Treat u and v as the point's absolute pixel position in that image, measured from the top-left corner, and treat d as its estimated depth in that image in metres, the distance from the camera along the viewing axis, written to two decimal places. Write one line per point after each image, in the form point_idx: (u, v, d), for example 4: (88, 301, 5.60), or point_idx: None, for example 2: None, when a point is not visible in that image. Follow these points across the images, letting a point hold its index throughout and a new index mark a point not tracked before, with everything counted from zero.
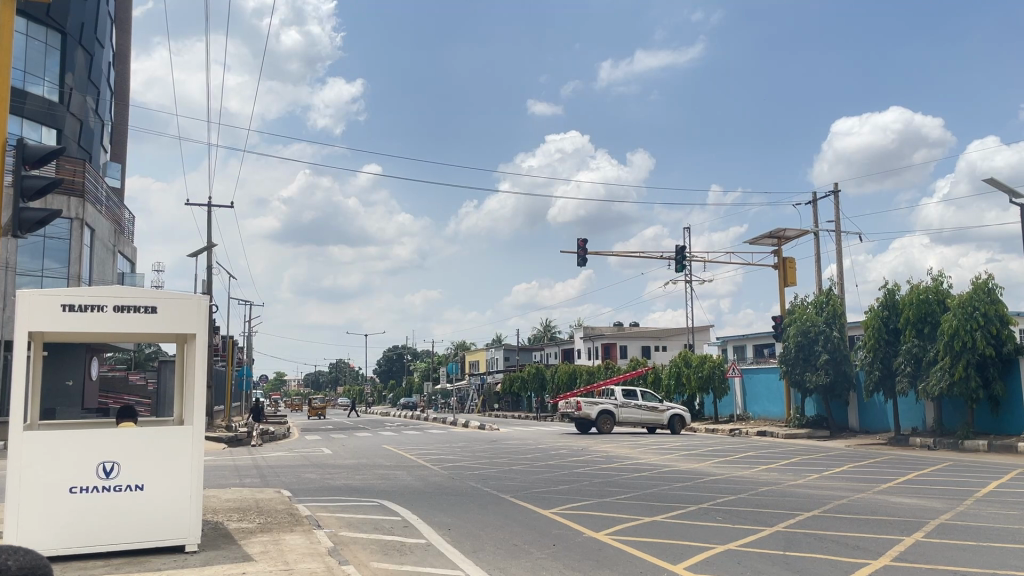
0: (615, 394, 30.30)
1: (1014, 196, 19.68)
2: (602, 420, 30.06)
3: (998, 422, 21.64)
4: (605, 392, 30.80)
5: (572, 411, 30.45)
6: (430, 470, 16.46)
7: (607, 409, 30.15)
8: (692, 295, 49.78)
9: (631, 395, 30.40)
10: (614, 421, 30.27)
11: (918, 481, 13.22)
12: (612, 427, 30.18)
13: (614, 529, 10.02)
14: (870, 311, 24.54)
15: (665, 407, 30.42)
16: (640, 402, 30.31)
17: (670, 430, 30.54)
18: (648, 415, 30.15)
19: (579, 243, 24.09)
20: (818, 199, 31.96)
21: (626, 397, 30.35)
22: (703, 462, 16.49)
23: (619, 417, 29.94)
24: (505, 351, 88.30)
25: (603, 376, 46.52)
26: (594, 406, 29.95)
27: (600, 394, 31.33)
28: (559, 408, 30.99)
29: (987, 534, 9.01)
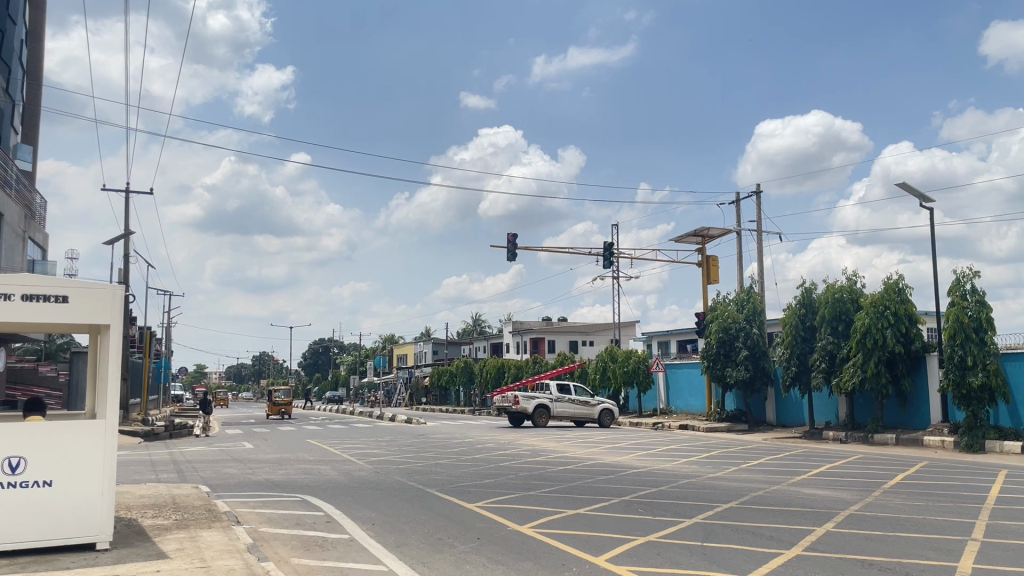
0: (549, 389, 30.46)
1: (924, 201, 20.50)
2: (538, 414, 30.24)
3: (906, 417, 22.64)
4: (538, 386, 30.98)
5: (507, 405, 30.54)
6: (355, 464, 16.28)
7: (543, 403, 30.28)
8: (619, 292, 50.52)
9: (564, 390, 30.62)
10: (549, 415, 30.45)
11: (830, 473, 13.74)
12: (547, 422, 30.30)
13: (539, 522, 10.10)
14: (788, 309, 25.35)
15: (597, 401, 30.84)
16: (574, 397, 30.55)
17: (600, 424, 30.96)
18: (581, 409, 30.48)
19: (509, 237, 24.13)
20: (740, 198, 32.64)
21: (560, 391, 30.57)
22: (626, 455, 16.77)
23: (554, 411, 30.16)
24: (433, 345, 87.94)
25: (531, 370, 46.85)
26: (530, 399, 30.12)
27: (534, 390, 31.47)
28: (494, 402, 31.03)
29: (893, 524, 9.42)
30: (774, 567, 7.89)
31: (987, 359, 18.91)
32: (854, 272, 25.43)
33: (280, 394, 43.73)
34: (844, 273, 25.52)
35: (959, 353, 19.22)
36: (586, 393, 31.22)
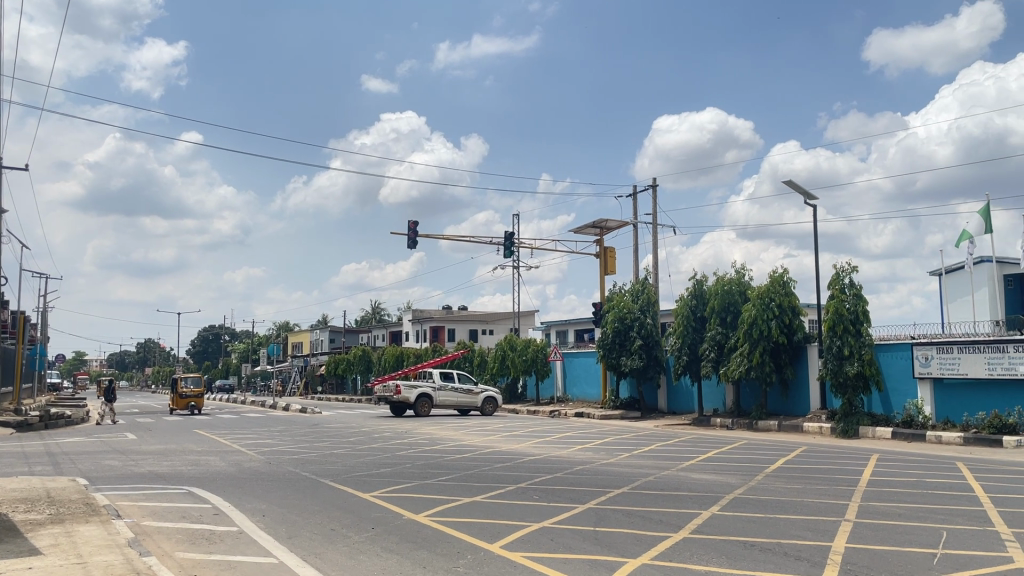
0: (432, 377, 30.29)
1: (809, 198, 21.46)
2: (421, 403, 29.92)
3: (787, 404, 23.76)
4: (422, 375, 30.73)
5: (389, 395, 30.11)
6: (245, 455, 15.81)
7: (425, 392, 30.04)
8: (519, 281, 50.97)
9: (447, 378, 30.50)
10: (432, 403, 30.20)
11: (717, 459, 14.27)
12: (429, 411, 30.14)
13: (434, 511, 10.10)
14: (680, 300, 26.11)
15: (480, 389, 31.02)
16: (457, 385, 30.50)
17: (483, 411, 31.22)
18: (464, 397, 30.57)
19: (410, 225, 23.89)
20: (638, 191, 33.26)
21: (443, 379, 30.45)
22: (523, 443, 16.97)
23: (437, 399, 29.97)
24: (330, 333, 86.48)
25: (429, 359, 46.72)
26: (413, 389, 29.74)
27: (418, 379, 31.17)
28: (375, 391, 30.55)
29: (774, 507, 9.87)
30: (663, 549, 8.13)
31: (862, 349, 20.02)
32: (742, 265, 26.45)
33: (186, 383, 34.79)
34: (733, 266, 26.51)
35: (837, 343, 20.26)
36: (470, 379, 31.35)
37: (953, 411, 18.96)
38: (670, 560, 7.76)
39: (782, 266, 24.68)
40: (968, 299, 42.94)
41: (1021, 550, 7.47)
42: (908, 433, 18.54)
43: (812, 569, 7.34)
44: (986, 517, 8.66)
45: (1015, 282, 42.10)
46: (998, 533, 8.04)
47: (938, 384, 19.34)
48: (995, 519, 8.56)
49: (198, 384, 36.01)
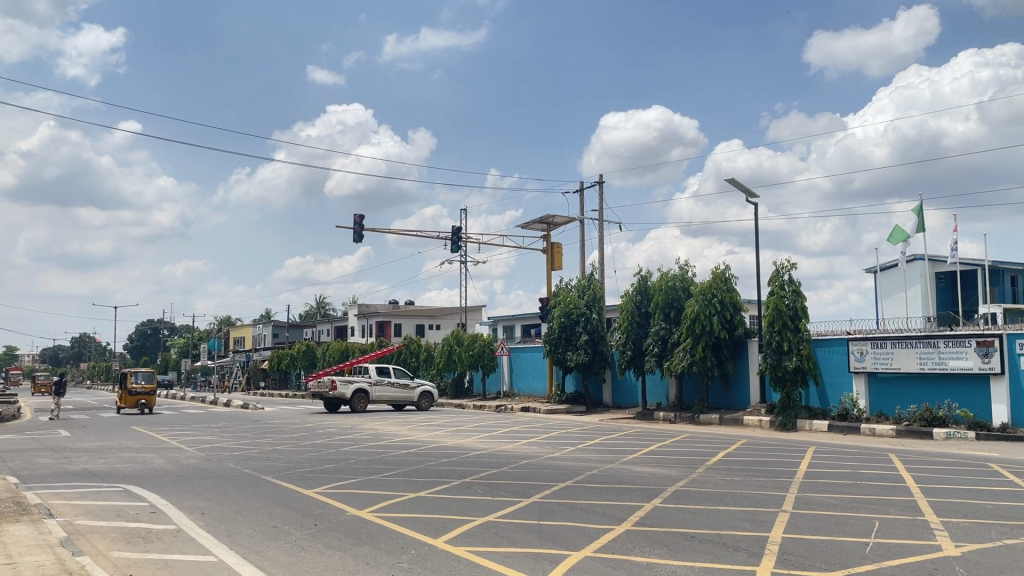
0: (368, 372, 30.29)
1: (751, 196, 21.85)
2: (356, 399, 29.82)
3: (728, 398, 24.22)
4: (357, 370, 30.67)
5: (323, 391, 29.79)
6: (184, 452, 15.48)
7: (361, 388, 29.93)
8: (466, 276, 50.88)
9: (383, 373, 30.57)
10: (367, 399, 30.14)
11: (660, 452, 14.47)
12: (365, 407, 30.04)
13: (378, 507, 10.04)
14: (625, 296, 26.38)
15: (416, 384, 31.13)
16: (393, 379, 30.60)
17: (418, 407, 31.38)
18: (400, 392, 30.63)
19: (356, 219, 23.65)
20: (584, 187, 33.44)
21: (379, 374, 30.44)
22: (469, 437, 16.96)
23: (373, 395, 29.94)
24: (274, 327, 85.17)
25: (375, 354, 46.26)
26: (349, 384, 29.59)
27: (352, 373, 31.02)
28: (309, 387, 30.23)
29: (713, 498, 10.07)
30: (605, 542, 8.22)
31: (800, 344, 20.51)
32: (686, 261, 26.85)
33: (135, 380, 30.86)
34: (677, 262, 26.89)
35: (777, 338, 20.70)
36: (406, 374, 31.38)
37: (886, 404, 19.57)
38: (613, 552, 7.85)
39: (724, 263, 25.11)
40: (902, 296, 44.35)
41: (949, 539, 7.75)
42: (844, 426, 19.08)
43: (751, 559, 7.51)
44: (916, 507, 8.97)
45: (946, 279, 43.64)
46: (927, 522, 8.33)
47: (873, 378, 19.93)
48: (924, 508, 8.87)
49: (148, 378, 31.78)
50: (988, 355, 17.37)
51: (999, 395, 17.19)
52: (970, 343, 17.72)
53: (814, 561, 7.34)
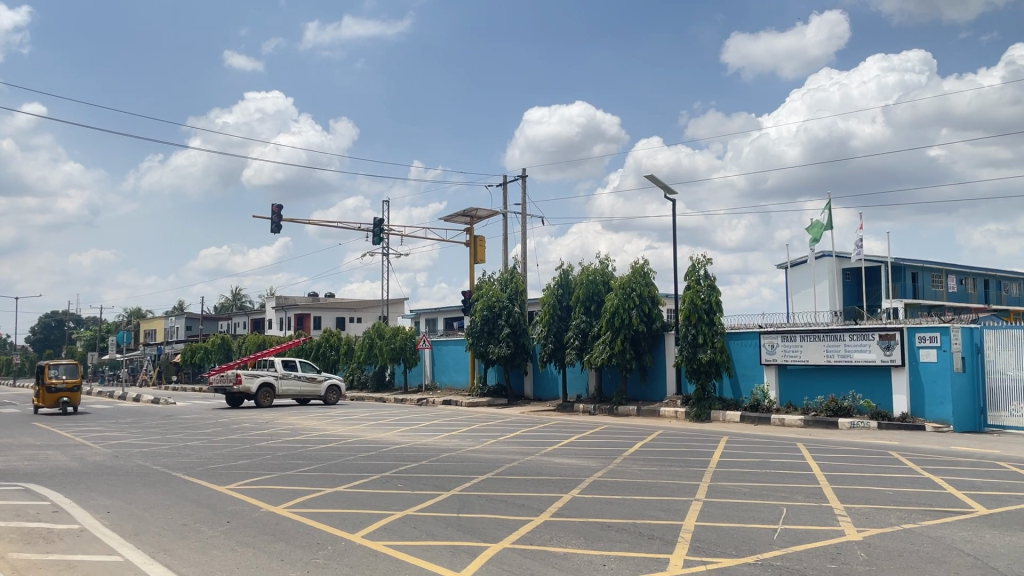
0: (275, 366, 29.60)
1: (669, 192, 22.29)
2: (262, 394, 29.21)
3: (646, 390, 24.72)
4: (263, 364, 30.03)
5: (227, 385, 29.05)
6: (90, 449, 14.89)
7: (267, 382, 29.29)
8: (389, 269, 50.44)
9: (290, 366, 29.95)
10: (273, 393, 29.54)
11: (580, 443, 14.66)
12: (270, 401, 29.45)
13: (294, 502, 9.88)
14: (546, 289, 26.60)
15: (324, 377, 30.66)
16: (300, 373, 30.06)
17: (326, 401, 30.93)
18: (307, 386, 30.11)
19: (274, 210, 23.15)
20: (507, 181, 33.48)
21: (286, 368, 29.82)
22: (388, 431, 16.83)
23: (279, 389, 29.36)
24: (188, 320, 82.64)
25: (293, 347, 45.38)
26: (254, 378, 28.92)
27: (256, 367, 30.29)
28: (211, 380, 29.40)
29: (629, 488, 10.27)
30: (524, 533, 8.29)
31: (714, 337, 21.08)
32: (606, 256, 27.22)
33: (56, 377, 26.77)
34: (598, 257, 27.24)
35: (692, 332, 21.21)
36: (313, 368, 30.87)
37: (796, 395, 20.30)
38: (531, 543, 7.92)
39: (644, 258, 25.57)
40: (811, 291, 46.07)
41: (851, 524, 8.11)
42: (755, 417, 19.70)
43: (664, 547, 7.69)
44: (821, 493, 9.34)
45: (852, 275, 45.52)
46: (831, 508, 8.69)
47: (783, 369, 20.64)
48: (828, 495, 9.25)
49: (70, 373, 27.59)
50: (890, 348, 18.17)
51: (900, 386, 18.01)
52: (874, 336, 18.51)
53: (724, 548, 7.57)
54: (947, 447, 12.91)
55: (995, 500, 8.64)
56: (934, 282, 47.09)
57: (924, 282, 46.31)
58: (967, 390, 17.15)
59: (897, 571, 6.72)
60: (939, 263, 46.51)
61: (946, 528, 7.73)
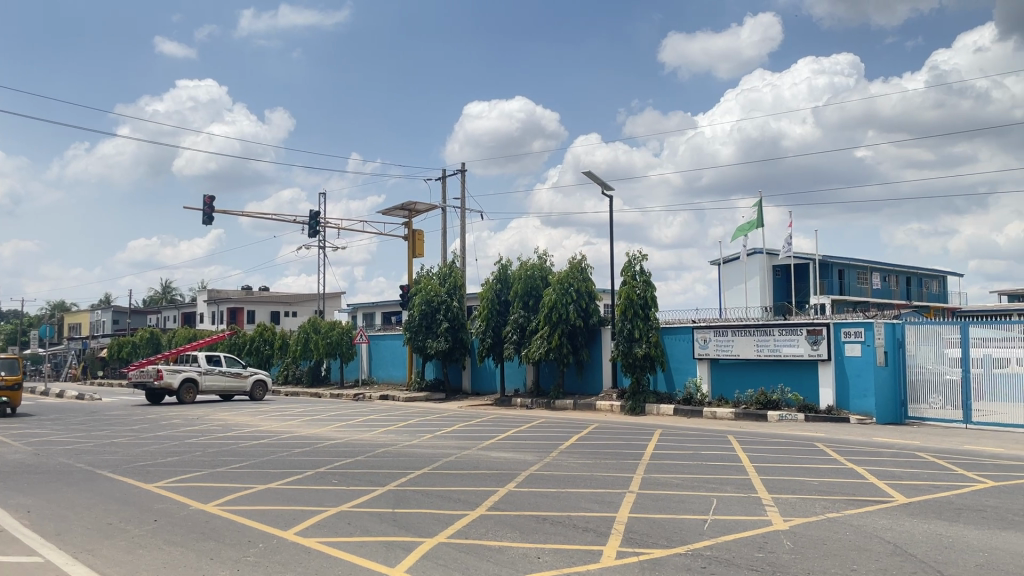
0: (198, 361, 28.98)
1: (607, 188, 22.50)
2: (185, 390, 28.44)
3: (583, 384, 24.97)
4: (185, 358, 29.26)
5: (148, 381, 28.25)
6: (9, 447, 14.33)
7: (190, 377, 28.61)
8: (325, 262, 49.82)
9: (213, 361, 29.40)
10: (197, 390, 28.89)
11: (516, 437, 14.72)
12: (194, 397, 28.73)
13: (225, 500, 9.69)
14: (485, 284, 26.61)
15: (249, 372, 30.19)
16: (224, 368, 29.56)
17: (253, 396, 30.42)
18: (231, 380, 29.61)
19: (206, 201, 22.61)
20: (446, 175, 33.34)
21: (209, 363, 29.26)
22: (323, 427, 16.63)
23: (203, 385, 28.78)
24: (114, 314, 80.13)
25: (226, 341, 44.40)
26: (177, 373, 28.22)
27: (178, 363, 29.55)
28: (131, 377, 28.44)
29: (565, 481, 10.37)
30: (459, 528, 8.30)
31: (649, 332, 21.42)
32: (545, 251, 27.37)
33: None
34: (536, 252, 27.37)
35: (628, 326, 21.48)
36: (239, 362, 30.35)
37: (727, 389, 20.78)
38: (466, 537, 7.94)
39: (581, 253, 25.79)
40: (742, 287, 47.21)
41: (778, 514, 8.35)
42: (689, 410, 20.10)
43: (597, 539, 7.80)
44: (750, 484, 9.58)
45: (782, 272, 46.74)
46: (759, 499, 8.93)
47: (715, 363, 21.10)
48: (756, 485, 9.50)
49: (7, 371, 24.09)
50: (817, 342, 18.73)
51: (826, 379, 18.60)
52: (801, 331, 19.06)
53: (656, 539, 7.71)
54: (871, 439, 13.38)
55: (913, 488, 9.00)
56: (860, 279, 48.70)
57: (849, 279, 47.86)
58: (889, 383, 17.80)
59: (821, 559, 6.94)
60: (864, 260, 48.11)
61: (867, 516, 8.02)
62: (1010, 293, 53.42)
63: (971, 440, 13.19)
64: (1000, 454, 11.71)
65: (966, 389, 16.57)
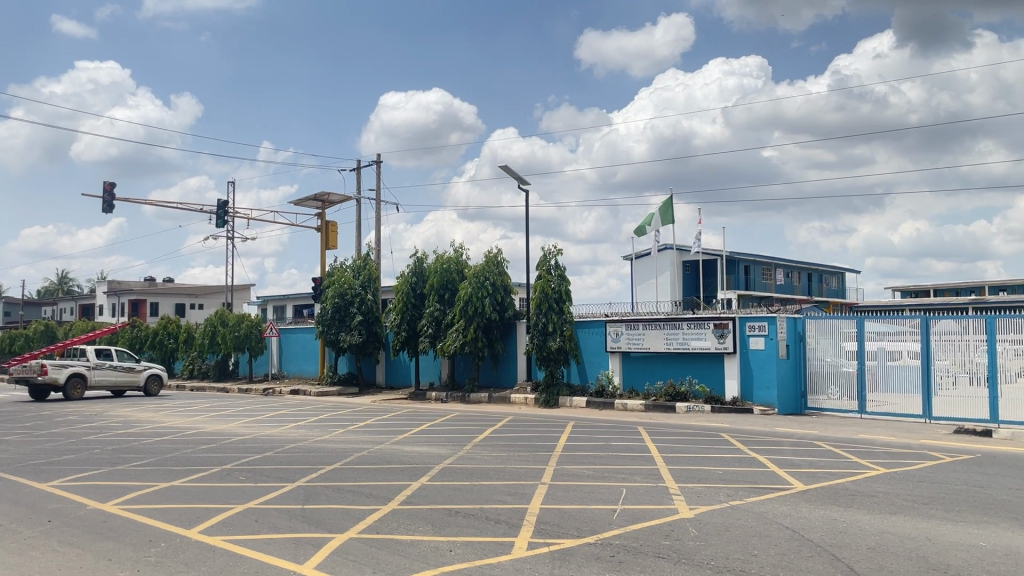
0: (86, 355, 27.70)
1: (523, 183, 22.60)
2: (72, 386, 27.34)
3: (498, 377, 25.08)
4: (70, 353, 27.90)
5: (30, 376, 26.88)
6: None
7: (77, 372, 27.41)
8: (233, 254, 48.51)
9: (103, 355, 28.16)
10: (85, 385, 27.76)
11: (430, 431, 14.66)
12: (81, 393, 27.64)
13: (125, 499, 9.32)
14: (400, 277, 26.38)
15: (142, 366, 29.15)
16: (115, 363, 28.40)
17: (146, 391, 29.49)
18: (123, 376, 28.52)
19: (106, 188, 21.66)
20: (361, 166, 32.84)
21: (99, 357, 28.01)
22: (231, 423, 16.19)
23: (92, 380, 27.62)
24: (5, 305, 75.95)
25: (125, 334, 42.64)
26: (63, 369, 26.92)
27: (64, 356, 28.16)
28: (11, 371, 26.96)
29: (478, 474, 10.40)
30: (371, 523, 8.21)
31: (564, 326, 21.66)
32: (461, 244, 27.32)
33: None
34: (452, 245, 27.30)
35: (543, 320, 21.65)
36: (131, 357, 29.26)
37: (638, 381, 21.22)
38: (377, 532, 7.86)
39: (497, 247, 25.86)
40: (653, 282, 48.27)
41: (684, 502, 8.58)
42: (600, 402, 20.42)
43: (510, 531, 7.85)
44: (658, 474, 9.82)
45: (691, 267, 48.00)
46: (667, 488, 9.15)
47: (627, 356, 21.51)
48: (664, 475, 9.74)
49: None
50: (723, 336, 19.31)
51: (732, 371, 19.21)
52: (708, 325, 19.62)
53: (568, 529, 7.81)
54: (773, 429, 13.88)
55: (811, 476, 9.39)
56: (764, 275, 50.49)
57: (754, 275, 49.55)
58: (791, 374, 18.51)
59: (725, 545, 7.17)
60: (768, 257, 49.88)
61: (768, 503, 8.32)
62: (902, 290, 56.31)
63: (866, 430, 13.83)
64: (891, 442, 12.33)
65: (862, 380, 17.37)
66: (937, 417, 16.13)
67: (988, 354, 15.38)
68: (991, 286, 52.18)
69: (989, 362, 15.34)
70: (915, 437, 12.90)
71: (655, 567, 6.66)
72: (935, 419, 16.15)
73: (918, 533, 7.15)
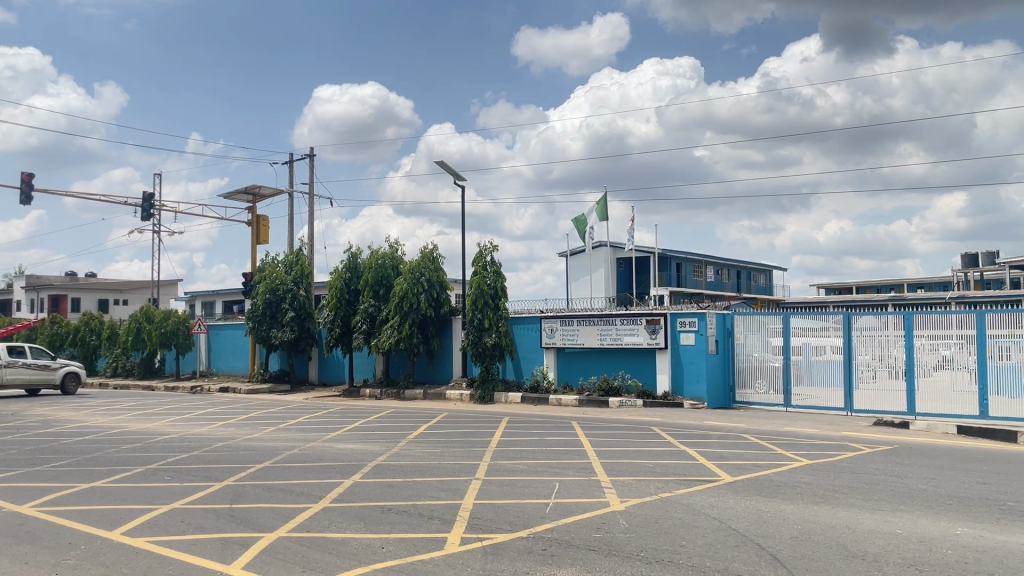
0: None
1: (459, 179, 22.52)
2: None
3: (433, 373, 24.99)
4: None
5: None
6: None
7: None
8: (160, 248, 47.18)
9: (17, 353, 27.02)
10: None
11: (363, 428, 14.53)
12: None
13: (43, 501, 8.98)
14: (334, 273, 26.03)
15: (59, 364, 28.08)
16: (29, 361, 27.25)
17: (63, 390, 28.43)
18: (39, 374, 27.41)
19: (24, 178, 20.81)
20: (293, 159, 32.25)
21: (11, 355, 26.84)
22: (156, 421, 15.75)
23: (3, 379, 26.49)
24: None
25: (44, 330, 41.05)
26: None
27: None
28: None
29: (411, 471, 10.35)
30: (301, 521, 8.10)
31: (499, 322, 21.70)
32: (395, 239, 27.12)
33: None
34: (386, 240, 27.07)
35: (479, 316, 21.63)
36: (47, 354, 28.17)
37: (572, 376, 21.42)
38: (308, 531, 7.75)
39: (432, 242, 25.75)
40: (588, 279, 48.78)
41: (615, 495, 8.71)
42: (535, 398, 20.55)
43: (442, 526, 7.84)
44: (590, 468, 9.93)
45: (625, 264, 48.62)
46: (599, 482, 9.26)
47: (561, 352, 21.68)
48: (596, 469, 9.86)
49: None
50: (655, 332, 19.64)
51: (663, 366, 19.56)
52: (641, 321, 19.92)
53: (500, 524, 7.84)
54: (703, 422, 14.18)
55: (738, 468, 9.62)
56: (695, 272, 51.48)
57: (686, 272, 50.51)
58: (720, 369, 18.94)
59: (654, 537, 7.30)
60: (699, 255, 50.87)
61: (696, 495, 8.50)
62: (826, 287, 58.10)
63: (791, 422, 14.24)
64: (814, 434, 12.72)
65: (787, 375, 17.91)
66: (858, 410, 16.74)
67: (906, 349, 16.06)
68: (910, 284, 54.28)
69: (907, 357, 16.06)
70: (837, 429, 13.34)
71: (586, 560, 6.73)
72: (856, 412, 16.76)
73: (839, 522, 7.40)
